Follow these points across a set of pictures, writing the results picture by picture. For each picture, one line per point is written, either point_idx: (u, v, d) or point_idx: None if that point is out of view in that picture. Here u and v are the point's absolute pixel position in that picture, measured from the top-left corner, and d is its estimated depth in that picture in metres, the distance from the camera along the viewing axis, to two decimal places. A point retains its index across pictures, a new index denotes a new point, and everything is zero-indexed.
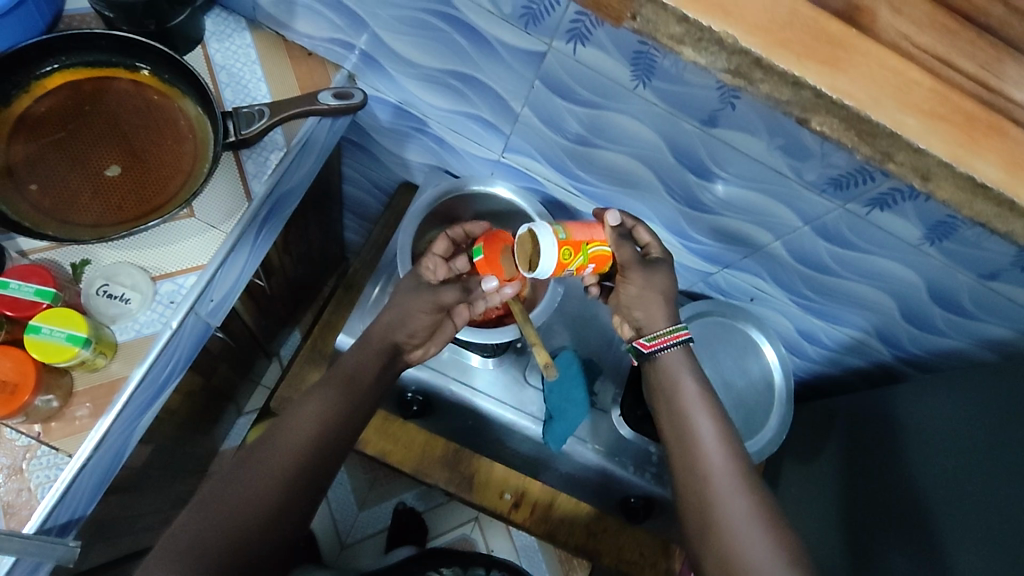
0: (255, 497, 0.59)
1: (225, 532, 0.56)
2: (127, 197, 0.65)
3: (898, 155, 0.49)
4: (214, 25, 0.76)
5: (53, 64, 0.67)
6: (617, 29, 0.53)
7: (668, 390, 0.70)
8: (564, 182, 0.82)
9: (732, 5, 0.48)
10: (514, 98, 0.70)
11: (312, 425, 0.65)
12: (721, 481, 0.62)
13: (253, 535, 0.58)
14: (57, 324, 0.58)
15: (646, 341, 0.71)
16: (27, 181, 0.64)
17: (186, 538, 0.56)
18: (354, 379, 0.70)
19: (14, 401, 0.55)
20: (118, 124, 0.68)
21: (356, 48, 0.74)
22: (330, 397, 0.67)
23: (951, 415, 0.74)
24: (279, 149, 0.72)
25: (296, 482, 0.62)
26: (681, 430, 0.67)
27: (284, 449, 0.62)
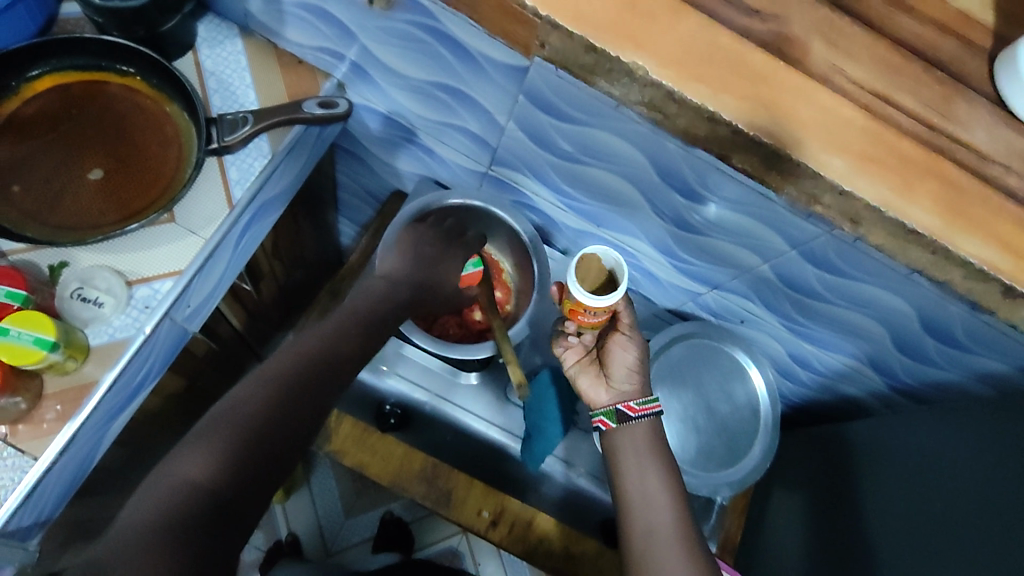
0: (267, 402, 0.55)
1: (239, 437, 0.52)
2: (108, 201, 0.65)
3: (823, 197, 0.50)
4: (207, 31, 0.76)
5: (44, 66, 0.67)
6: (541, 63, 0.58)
7: (629, 456, 0.70)
8: (553, 197, 0.80)
9: (646, 37, 0.48)
10: (500, 112, 0.69)
11: (318, 343, 0.62)
12: (667, 559, 0.63)
13: (265, 441, 0.54)
14: (24, 327, 0.57)
15: (635, 404, 0.71)
16: (12, 183, 0.65)
17: (201, 440, 0.52)
18: (358, 313, 0.68)
19: None
20: (106, 128, 0.68)
21: (345, 58, 0.74)
22: (336, 325, 0.65)
23: (932, 437, 0.74)
24: (264, 156, 0.72)
25: (306, 391, 0.58)
26: (644, 491, 0.68)
27: (331, 324, 0.65)
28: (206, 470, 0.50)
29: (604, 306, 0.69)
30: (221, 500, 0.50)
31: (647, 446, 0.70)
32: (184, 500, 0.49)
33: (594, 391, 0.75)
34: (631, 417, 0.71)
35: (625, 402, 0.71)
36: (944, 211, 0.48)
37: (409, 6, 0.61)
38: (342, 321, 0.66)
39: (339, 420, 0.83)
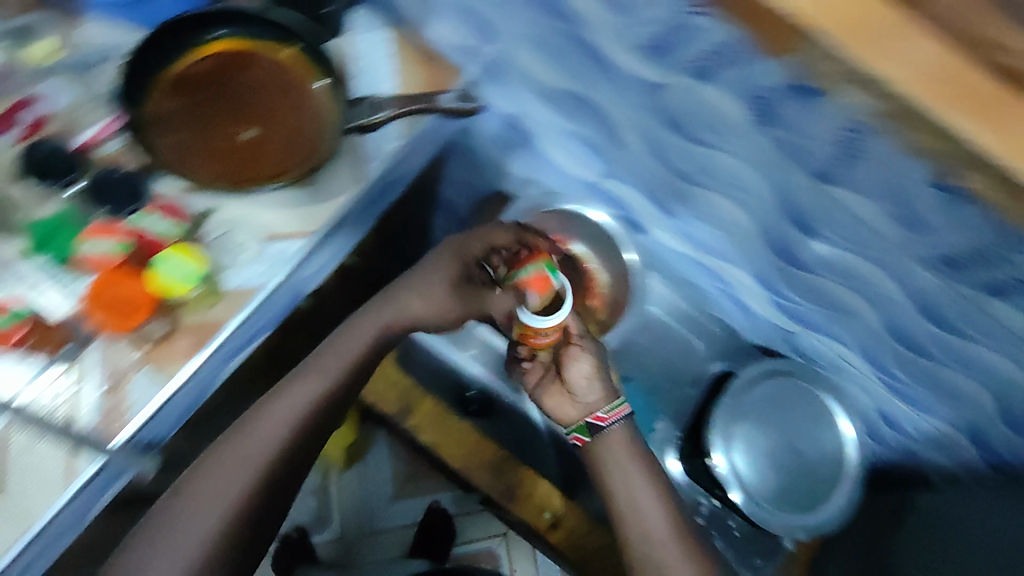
0: (282, 435, 0.71)
1: (243, 471, 0.69)
2: (256, 163, 0.70)
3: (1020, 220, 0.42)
4: (360, 21, 0.82)
5: (217, 31, 0.72)
6: (740, 70, 0.54)
7: (610, 469, 0.74)
8: (660, 216, 0.82)
9: (889, 41, 0.39)
10: (626, 125, 0.71)
11: (330, 374, 0.75)
12: (665, 545, 0.71)
13: (277, 465, 0.71)
14: (174, 260, 0.64)
15: (603, 414, 0.75)
16: (172, 133, 0.69)
17: (208, 479, 0.68)
18: (368, 340, 0.78)
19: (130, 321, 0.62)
20: (259, 95, 0.72)
21: (483, 56, 0.78)
22: (343, 351, 0.76)
23: None
24: (396, 140, 0.76)
25: (315, 421, 0.74)
26: (631, 497, 0.74)
27: (339, 355, 0.76)
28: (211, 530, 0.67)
29: (553, 327, 0.70)
30: (251, 501, 0.69)
31: (620, 454, 0.74)
32: (208, 544, 0.66)
33: (561, 409, 0.78)
34: (603, 427, 0.75)
35: (593, 413, 0.76)
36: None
37: (558, 14, 0.63)
38: (349, 343, 0.77)
39: (420, 400, 0.87)
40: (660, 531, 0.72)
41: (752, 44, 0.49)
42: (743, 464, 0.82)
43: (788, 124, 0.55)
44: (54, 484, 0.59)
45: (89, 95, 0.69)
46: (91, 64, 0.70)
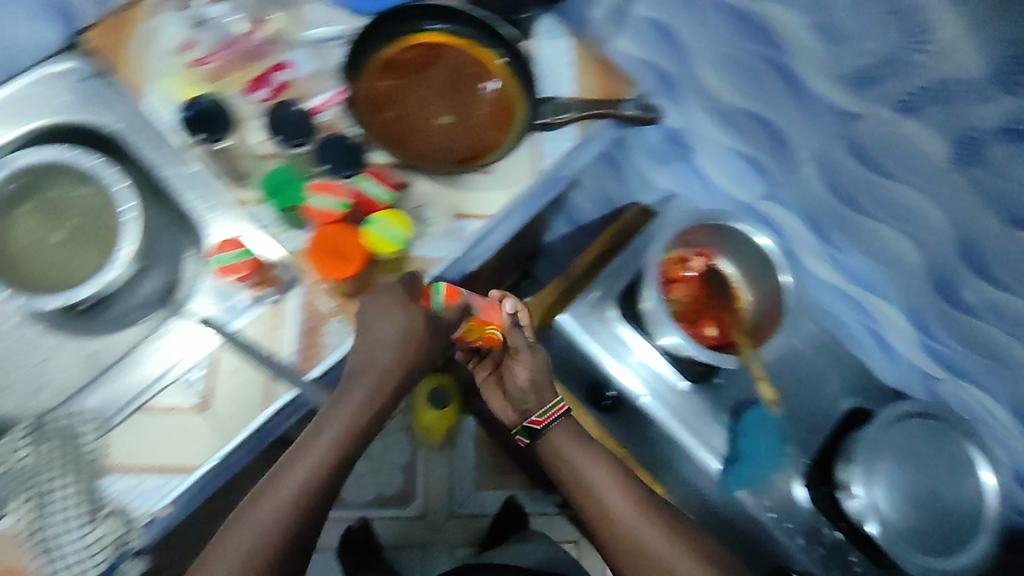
0: (297, 494, 0.64)
1: (257, 537, 0.62)
2: (452, 147, 0.76)
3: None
4: (546, 26, 0.86)
5: (427, 20, 0.76)
6: (951, 107, 0.58)
7: (564, 465, 0.76)
8: (814, 241, 0.84)
9: None
10: (804, 149, 0.74)
11: (341, 428, 0.66)
12: (622, 515, 0.73)
13: (294, 522, 0.64)
14: (384, 224, 0.66)
15: (538, 418, 0.76)
16: (382, 110, 0.76)
17: (220, 555, 0.61)
18: (381, 386, 0.68)
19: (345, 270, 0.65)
20: (457, 84, 0.77)
21: (660, 71, 0.82)
22: (357, 400, 0.67)
23: None
24: (573, 139, 0.82)
25: (333, 474, 0.66)
26: (587, 481, 0.75)
27: (354, 389, 0.67)
28: None
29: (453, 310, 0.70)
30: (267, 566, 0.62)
31: (564, 445, 0.77)
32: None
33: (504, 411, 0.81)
34: (538, 428, 0.76)
35: (530, 417, 0.76)
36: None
37: (765, 39, 0.67)
38: (357, 388, 0.67)
39: None
40: (615, 502, 0.73)
41: (1009, 78, 0.52)
42: (881, 501, 0.75)
43: (990, 165, 0.58)
44: (250, 407, 0.64)
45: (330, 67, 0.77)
46: (335, 41, 0.77)
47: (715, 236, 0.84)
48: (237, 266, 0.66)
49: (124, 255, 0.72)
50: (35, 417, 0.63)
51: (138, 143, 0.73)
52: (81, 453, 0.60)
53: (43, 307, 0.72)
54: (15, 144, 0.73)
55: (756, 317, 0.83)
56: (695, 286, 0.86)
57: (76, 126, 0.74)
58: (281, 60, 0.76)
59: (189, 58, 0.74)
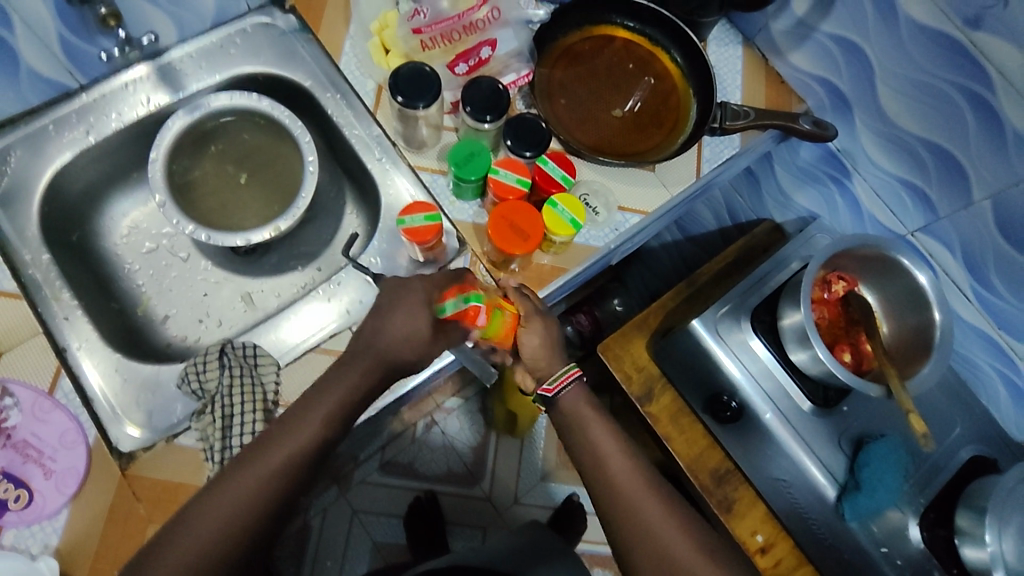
0: (276, 468, 0.55)
1: (229, 512, 0.52)
2: (620, 139, 0.78)
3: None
4: (719, 31, 0.87)
5: (610, 18, 0.81)
6: None
7: (574, 429, 0.66)
8: (964, 284, 0.81)
9: None
10: (979, 186, 0.73)
11: (335, 407, 0.59)
12: (631, 493, 0.61)
13: (271, 499, 0.54)
14: (564, 207, 0.68)
15: (550, 384, 0.66)
16: (557, 96, 0.79)
17: (183, 527, 0.51)
18: (374, 368, 0.61)
19: (526, 248, 0.66)
20: (628, 78, 0.81)
21: (834, 90, 0.82)
22: (354, 377, 0.60)
23: None
24: (733, 147, 0.82)
25: (317, 454, 0.57)
26: (590, 456, 0.64)
27: (335, 393, 0.59)
28: None
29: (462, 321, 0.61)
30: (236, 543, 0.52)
31: (579, 412, 0.66)
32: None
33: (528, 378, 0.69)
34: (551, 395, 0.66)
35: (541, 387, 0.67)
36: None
37: (970, 69, 0.67)
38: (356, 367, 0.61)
39: (662, 391, 0.91)
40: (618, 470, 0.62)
41: None
42: (1004, 548, 0.74)
43: None
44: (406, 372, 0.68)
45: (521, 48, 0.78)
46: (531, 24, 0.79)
47: (863, 264, 0.83)
48: (423, 230, 0.66)
49: (299, 207, 0.74)
50: (220, 344, 0.65)
51: (326, 102, 0.77)
52: (264, 383, 0.64)
53: (218, 244, 0.73)
54: (211, 88, 0.76)
55: (897, 348, 0.82)
56: (835, 309, 0.83)
57: (271, 78, 0.78)
58: (490, 35, 0.76)
59: (412, 26, 0.72)
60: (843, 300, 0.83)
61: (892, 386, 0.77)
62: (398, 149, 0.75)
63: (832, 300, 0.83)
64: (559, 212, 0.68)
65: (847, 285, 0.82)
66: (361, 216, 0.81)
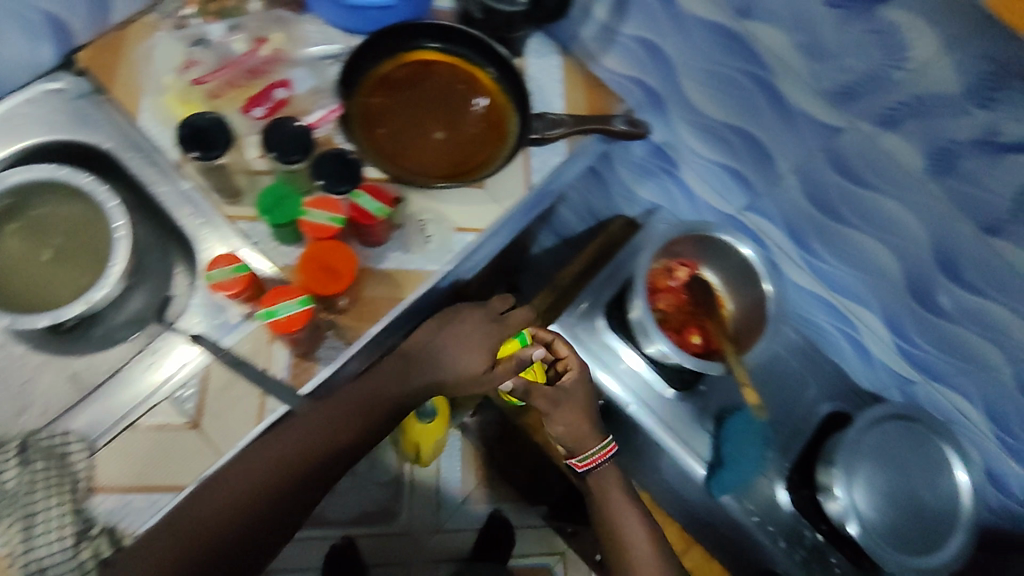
0: (256, 484, 0.63)
1: (194, 533, 0.59)
2: (443, 157, 0.77)
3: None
4: (534, 46, 0.88)
5: (420, 42, 0.81)
6: (935, 122, 0.59)
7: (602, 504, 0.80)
8: (793, 252, 0.85)
9: None
10: (785, 163, 0.76)
11: (314, 431, 0.66)
12: (618, 512, 0.79)
13: (246, 514, 0.62)
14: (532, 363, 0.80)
15: (580, 461, 0.79)
16: (375, 125, 0.78)
17: (155, 540, 0.58)
18: (376, 398, 0.71)
19: (338, 285, 0.64)
20: (446, 100, 0.80)
21: (648, 88, 0.85)
22: (318, 418, 0.66)
23: None
24: (560, 154, 0.84)
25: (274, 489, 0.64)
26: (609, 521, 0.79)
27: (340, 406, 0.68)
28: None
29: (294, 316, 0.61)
30: (238, 553, 0.63)
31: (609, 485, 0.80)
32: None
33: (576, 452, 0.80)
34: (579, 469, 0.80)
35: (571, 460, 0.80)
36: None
37: (751, 57, 0.69)
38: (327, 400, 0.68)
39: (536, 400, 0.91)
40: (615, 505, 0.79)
41: (985, 92, 0.54)
42: (858, 498, 0.76)
43: (964, 175, 0.61)
44: (246, 419, 0.65)
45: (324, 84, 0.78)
46: (332, 58, 0.79)
47: (698, 247, 0.86)
48: (230, 283, 0.64)
49: (112, 275, 0.70)
50: (19, 441, 0.62)
51: (129, 162, 0.73)
52: (73, 471, 0.61)
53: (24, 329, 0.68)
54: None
55: (741, 324, 0.86)
56: (680, 295, 0.87)
57: (67, 145, 0.74)
58: (281, 77, 0.77)
59: (191, 78, 0.74)
60: (685, 283, 0.87)
61: (728, 360, 0.82)
62: (211, 201, 0.72)
63: (673, 287, 0.87)
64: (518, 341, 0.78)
65: (687, 270, 0.88)
66: (191, 273, 0.78)
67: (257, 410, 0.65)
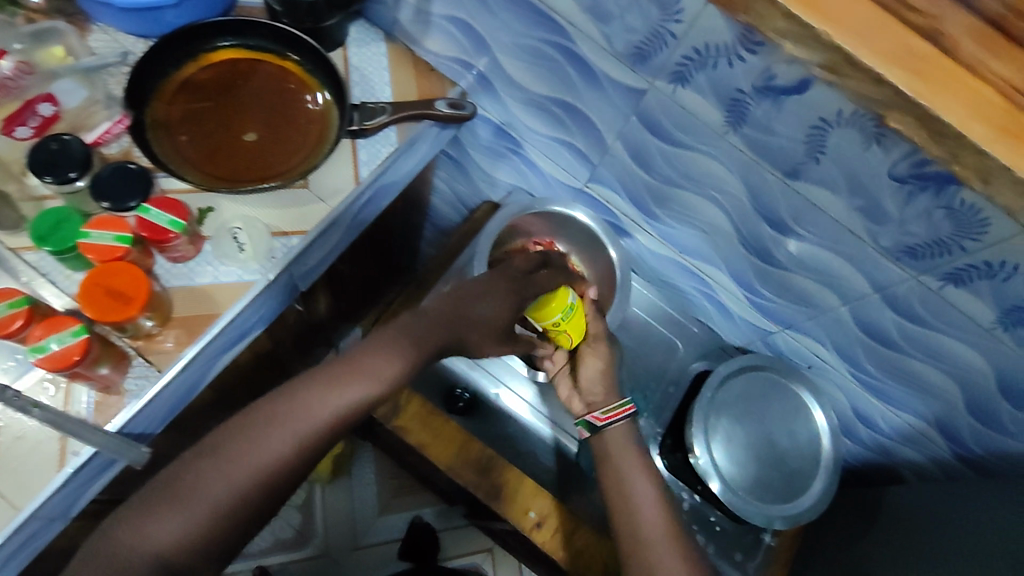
0: (264, 446, 0.59)
1: (207, 490, 0.56)
2: (256, 161, 0.73)
3: (964, 156, 0.45)
4: (357, 33, 0.85)
5: (221, 40, 0.76)
6: (718, 75, 0.58)
7: (613, 465, 0.74)
8: (640, 219, 0.85)
9: (861, 26, 0.44)
10: (609, 131, 0.75)
11: (337, 400, 0.64)
12: (629, 474, 0.73)
13: (256, 485, 0.58)
14: (578, 310, 0.81)
15: (601, 414, 0.77)
16: (178, 132, 0.73)
17: (170, 498, 0.56)
18: (388, 363, 0.69)
19: (125, 312, 0.61)
20: (259, 100, 0.76)
21: (475, 69, 0.82)
22: (351, 379, 0.66)
23: (983, 516, 0.72)
24: (391, 144, 0.80)
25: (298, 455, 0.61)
26: (619, 484, 0.72)
27: (373, 367, 0.68)
28: (173, 538, 0.54)
29: (64, 352, 0.59)
30: (220, 537, 0.57)
31: (620, 448, 0.75)
32: (155, 569, 0.53)
33: (571, 399, 0.84)
34: (600, 425, 0.77)
35: (592, 414, 0.78)
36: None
37: (549, 27, 0.67)
38: (354, 361, 0.67)
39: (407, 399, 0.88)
40: (624, 459, 0.74)
41: (749, 40, 0.53)
42: (718, 454, 0.77)
43: (757, 123, 0.60)
44: (47, 467, 0.61)
45: (103, 95, 0.72)
46: (107, 68, 0.72)
47: (545, 223, 0.92)
48: (8, 322, 0.59)
49: None
50: None
51: None
52: None
53: None
54: None
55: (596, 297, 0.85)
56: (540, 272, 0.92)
57: None
58: (46, 91, 0.70)
59: None
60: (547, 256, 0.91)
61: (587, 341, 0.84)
62: None
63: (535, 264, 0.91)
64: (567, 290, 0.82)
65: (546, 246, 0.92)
66: None
67: (58, 454, 0.62)
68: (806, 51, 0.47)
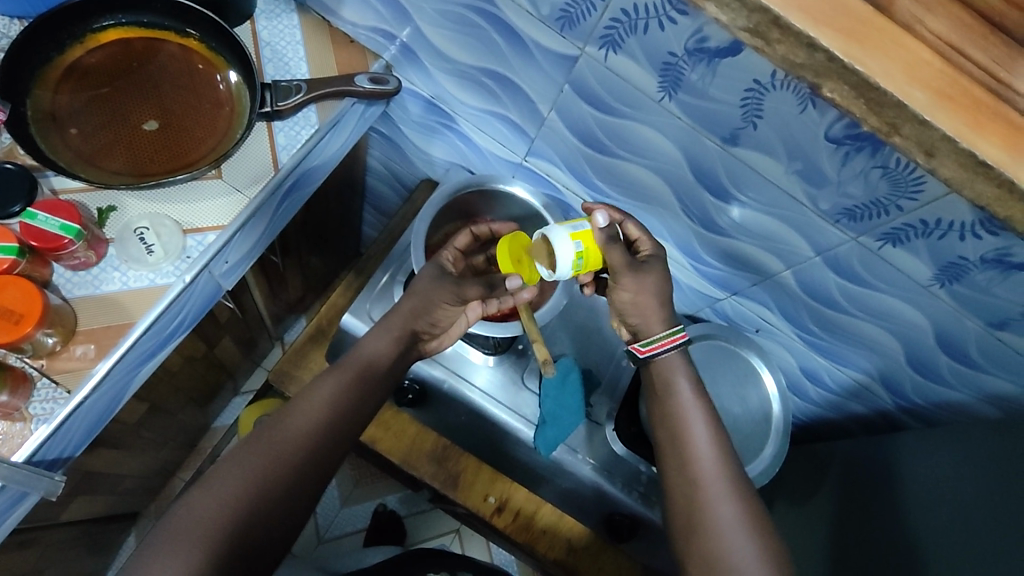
0: (267, 462, 0.57)
1: (216, 515, 0.53)
2: (159, 153, 0.66)
3: (903, 127, 0.44)
4: (265, 4, 0.79)
5: (108, 19, 0.68)
6: (648, 38, 0.55)
7: (665, 396, 0.67)
8: (581, 190, 0.83)
9: None
10: (542, 101, 0.71)
11: (324, 399, 0.63)
12: (686, 412, 0.66)
13: (266, 502, 0.56)
14: (588, 249, 0.66)
15: (642, 345, 0.68)
16: (67, 125, 0.65)
17: (173, 533, 0.51)
18: (371, 367, 0.68)
19: (18, 330, 0.56)
20: (158, 84, 0.69)
21: (397, 40, 0.76)
22: (340, 387, 0.65)
23: (923, 458, 0.76)
24: (311, 126, 0.74)
25: (304, 470, 0.59)
26: (673, 431, 0.66)
27: (354, 369, 0.67)
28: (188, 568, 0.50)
29: None
30: (243, 558, 0.53)
31: (677, 381, 0.67)
32: None
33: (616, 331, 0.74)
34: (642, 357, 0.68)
35: (632, 345, 0.69)
36: (999, 133, 0.43)
37: None
38: (339, 369, 0.67)
39: None
40: (675, 388, 0.67)
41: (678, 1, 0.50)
42: None
43: (692, 88, 0.57)
44: None
45: None
46: None
47: (486, 199, 0.88)
48: None
49: None
50: None
51: None
52: None
53: None
54: None
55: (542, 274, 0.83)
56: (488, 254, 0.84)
57: None
58: None
59: None
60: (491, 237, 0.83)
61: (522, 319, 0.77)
62: None
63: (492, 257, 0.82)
64: (564, 241, 0.65)
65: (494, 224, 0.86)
66: None
67: None
68: (729, 14, 0.45)
